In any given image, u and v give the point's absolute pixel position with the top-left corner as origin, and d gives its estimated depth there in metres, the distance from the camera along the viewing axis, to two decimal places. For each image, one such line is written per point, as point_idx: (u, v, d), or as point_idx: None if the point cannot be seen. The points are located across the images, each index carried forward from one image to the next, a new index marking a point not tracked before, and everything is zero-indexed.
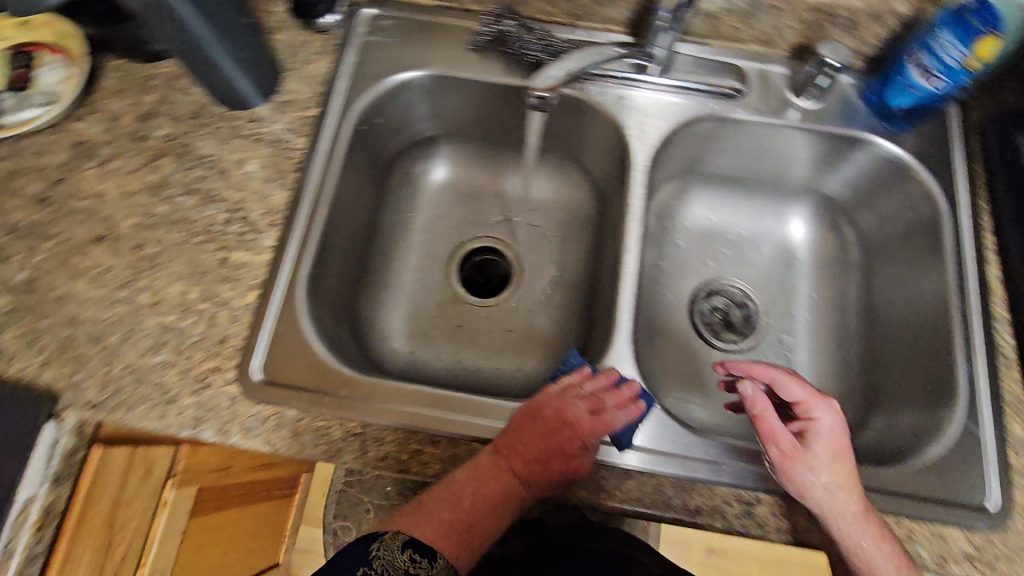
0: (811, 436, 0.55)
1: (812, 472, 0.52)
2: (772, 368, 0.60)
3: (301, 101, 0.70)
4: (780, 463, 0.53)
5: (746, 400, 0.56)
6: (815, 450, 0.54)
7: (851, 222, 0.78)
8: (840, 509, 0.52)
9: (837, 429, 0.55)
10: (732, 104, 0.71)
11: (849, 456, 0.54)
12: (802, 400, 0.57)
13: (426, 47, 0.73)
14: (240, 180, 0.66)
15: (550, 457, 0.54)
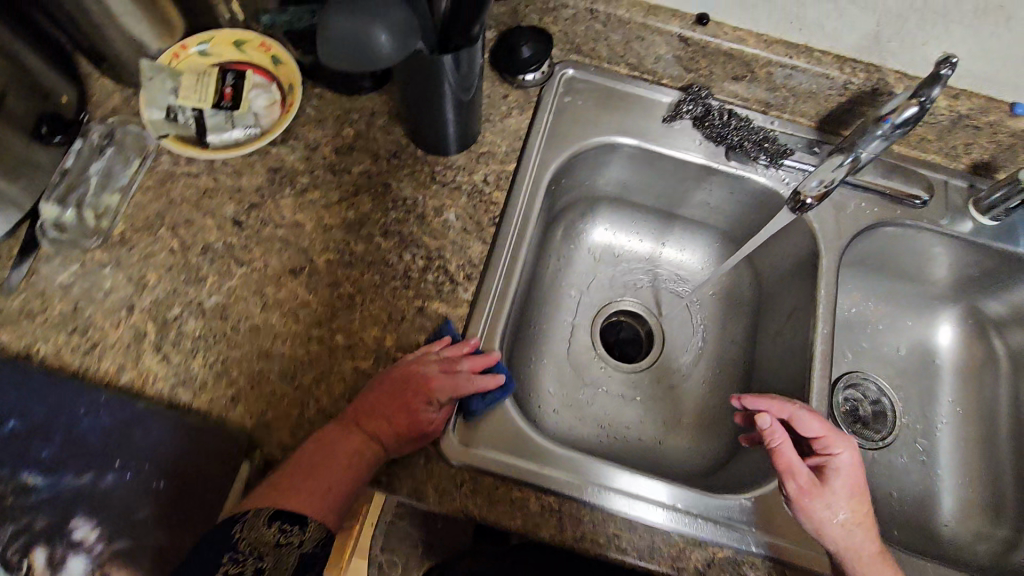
0: (831, 472, 0.58)
1: (828, 509, 0.55)
2: (784, 403, 0.60)
3: (499, 153, 0.70)
4: (798, 497, 0.56)
5: (764, 434, 0.58)
6: (835, 486, 0.57)
7: (1002, 335, 0.81)
8: (854, 549, 0.55)
9: (855, 468, 0.58)
10: (916, 213, 0.73)
11: (862, 492, 0.57)
12: (823, 437, 0.59)
13: (622, 114, 0.74)
14: (439, 228, 0.65)
15: (410, 423, 0.53)
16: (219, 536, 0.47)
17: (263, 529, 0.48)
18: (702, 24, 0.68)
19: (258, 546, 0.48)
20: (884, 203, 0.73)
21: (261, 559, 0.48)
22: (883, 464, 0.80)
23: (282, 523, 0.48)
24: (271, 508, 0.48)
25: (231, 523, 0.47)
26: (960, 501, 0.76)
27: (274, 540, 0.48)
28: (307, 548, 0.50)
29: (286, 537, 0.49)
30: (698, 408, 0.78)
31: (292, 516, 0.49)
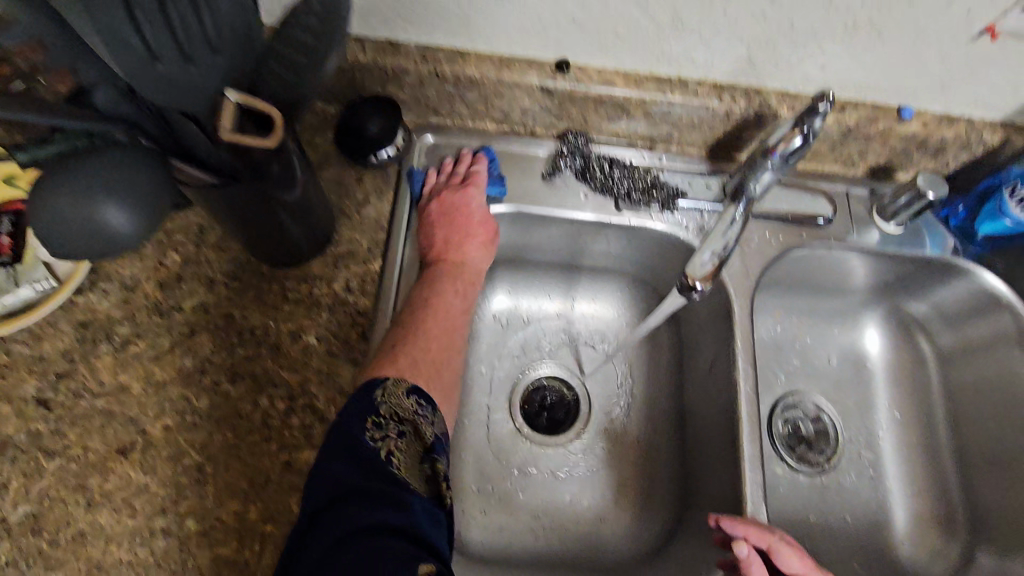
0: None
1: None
2: (763, 530, 0.55)
3: (359, 251, 0.60)
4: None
5: (743, 563, 0.52)
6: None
7: (929, 335, 0.76)
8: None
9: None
10: (820, 233, 0.68)
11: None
12: (801, 574, 0.54)
13: (494, 178, 0.66)
14: (298, 357, 0.55)
15: (475, 231, 0.61)
16: (359, 404, 0.45)
17: (401, 398, 0.47)
18: (564, 71, 0.60)
19: (397, 412, 0.46)
20: (788, 229, 0.68)
21: (401, 423, 0.45)
22: (834, 493, 0.74)
23: (419, 397, 0.47)
24: (404, 383, 0.48)
25: (370, 389, 0.47)
26: (913, 522, 0.71)
27: (415, 412, 0.46)
28: (438, 435, 0.46)
29: (422, 414, 0.47)
30: (635, 480, 0.70)
31: (424, 394, 0.49)
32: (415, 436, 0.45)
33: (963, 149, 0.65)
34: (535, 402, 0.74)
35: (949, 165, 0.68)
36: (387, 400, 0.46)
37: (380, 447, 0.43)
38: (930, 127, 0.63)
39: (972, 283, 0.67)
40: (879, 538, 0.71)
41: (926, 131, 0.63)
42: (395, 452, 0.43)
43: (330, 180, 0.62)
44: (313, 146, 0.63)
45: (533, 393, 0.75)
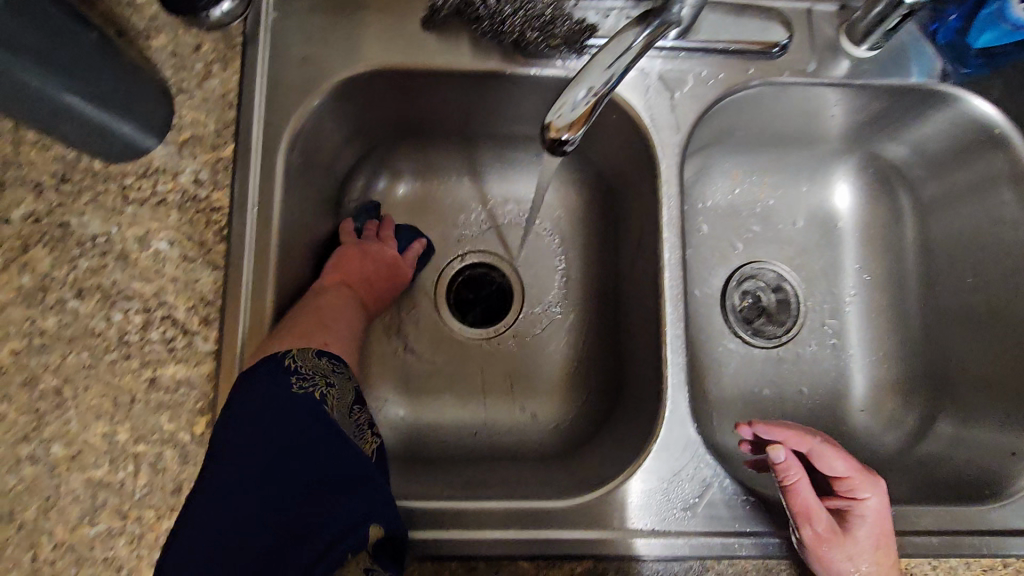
0: (854, 518, 0.47)
1: (845, 566, 0.46)
2: (802, 434, 0.50)
3: (209, 136, 0.51)
4: (815, 548, 0.46)
5: (778, 469, 0.47)
6: (857, 535, 0.47)
7: (905, 182, 0.65)
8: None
9: (884, 516, 0.47)
10: (774, 66, 0.55)
11: (891, 539, 0.47)
12: (846, 477, 0.48)
13: (365, 31, 0.53)
14: (151, 265, 0.49)
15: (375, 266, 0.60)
16: (276, 364, 0.45)
17: (314, 359, 0.47)
18: None
19: (319, 371, 0.46)
20: (732, 66, 0.55)
21: (326, 380, 0.46)
22: (791, 364, 0.67)
23: (329, 358, 0.48)
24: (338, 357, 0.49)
25: (279, 356, 0.46)
26: (873, 391, 0.65)
27: (329, 371, 0.47)
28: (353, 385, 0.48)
29: (334, 371, 0.47)
30: (563, 372, 0.65)
31: (334, 355, 0.49)
32: (340, 391, 0.46)
33: None
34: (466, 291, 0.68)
35: None
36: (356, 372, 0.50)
37: (309, 396, 0.44)
38: None
39: (957, 111, 0.57)
40: (837, 407, 0.65)
41: None
42: (327, 401, 0.45)
43: (162, 50, 0.51)
44: (137, 8, 0.52)
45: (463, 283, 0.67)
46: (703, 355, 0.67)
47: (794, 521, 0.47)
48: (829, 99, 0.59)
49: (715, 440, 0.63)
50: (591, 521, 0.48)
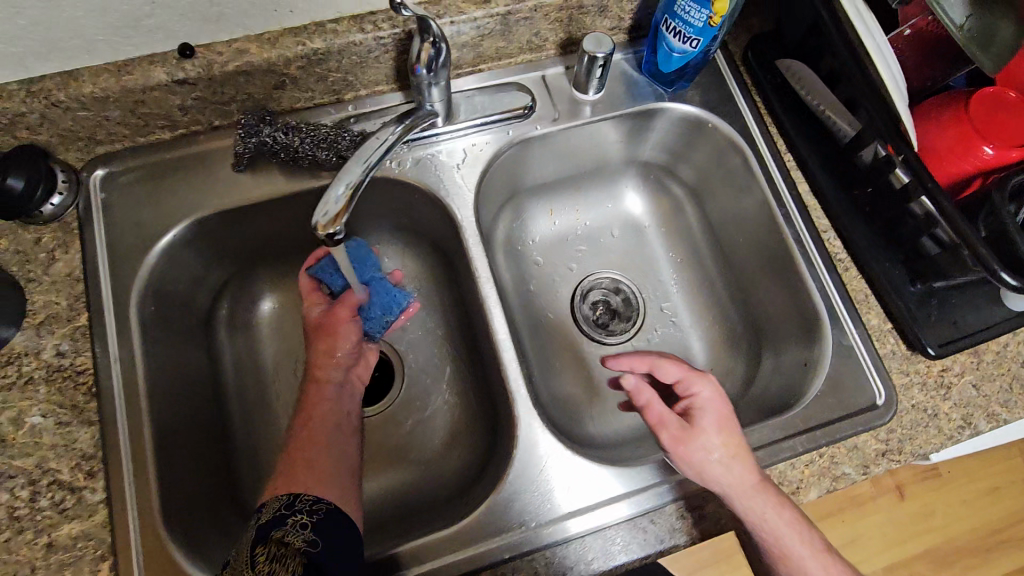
0: (697, 412, 0.56)
1: (703, 455, 0.53)
2: (642, 355, 0.61)
3: (63, 311, 0.57)
4: (673, 447, 0.54)
5: (631, 394, 0.56)
6: (703, 425, 0.55)
7: (676, 179, 0.79)
8: (736, 483, 0.52)
9: (718, 401, 0.56)
10: (529, 124, 0.69)
11: (731, 423, 0.55)
12: (680, 378, 0.58)
13: (186, 188, 0.63)
14: (29, 440, 0.53)
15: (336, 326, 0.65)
16: None
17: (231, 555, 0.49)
18: (191, 56, 0.57)
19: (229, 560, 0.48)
20: (497, 132, 0.68)
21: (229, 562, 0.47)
22: (643, 351, 0.78)
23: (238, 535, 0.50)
24: (280, 500, 0.52)
25: None
26: (710, 352, 0.76)
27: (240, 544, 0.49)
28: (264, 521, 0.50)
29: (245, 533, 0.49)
30: (452, 419, 0.72)
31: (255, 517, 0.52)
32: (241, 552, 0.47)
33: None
34: None
35: (623, 17, 0.68)
36: (265, 516, 0.51)
37: None
38: None
39: (679, 119, 0.72)
40: None
41: None
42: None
43: (4, 251, 0.58)
44: None
45: None
46: (571, 367, 0.76)
47: (654, 430, 0.55)
48: (586, 135, 0.73)
49: (596, 435, 0.71)
50: (475, 539, 0.55)
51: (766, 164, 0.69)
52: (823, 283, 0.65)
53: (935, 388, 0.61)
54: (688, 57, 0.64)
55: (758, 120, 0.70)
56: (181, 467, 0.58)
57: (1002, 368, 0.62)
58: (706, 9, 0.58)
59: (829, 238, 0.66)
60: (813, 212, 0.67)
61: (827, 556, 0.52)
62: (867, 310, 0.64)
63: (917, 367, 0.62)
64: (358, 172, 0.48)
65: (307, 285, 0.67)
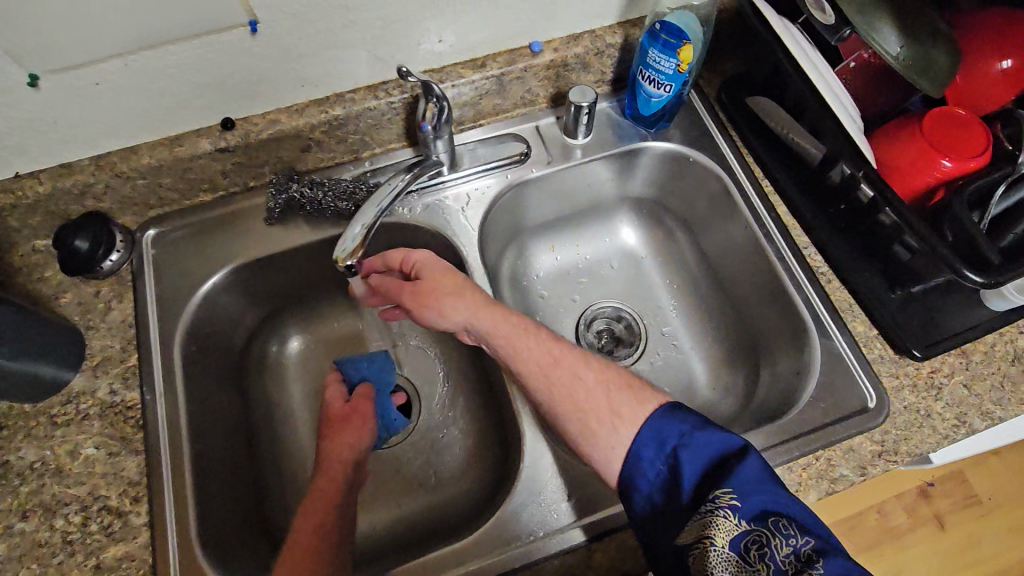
0: (416, 272, 0.65)
1: (430, 302, 0.63)
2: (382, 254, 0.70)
3: (117, 353, 0.64)
4: (413, 299, 0.64)
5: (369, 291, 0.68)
6: (421, 281, 0.64)
7: (666, 210, 0.85)
8: (464, 310, 0.62)
9: (430, 260, 0.65)
10: (525, 168, 0.77)
11: (454, 271, 0.65)
12: (401, 256, 0.67)
13: (223, 241, 0.71)
14: (83, 470, 0.59)
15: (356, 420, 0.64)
16: None
17: None
18: (231, 128, 0.66)
19: None
20: (498, 177, 0.76)
21: None
22: (647, 374, 0.81)
23: None
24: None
25: None
26: (711, 370, 0.80)
27: None
28: None
29: None
30: (470, 444, 0.77)
31: None
32: None
33: (601, 56, 0.74)
34: None
35: (606, 72, 0.76)
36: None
37: None
38: (561, 51, 0.72)
39: (662, 155, 0.79)
40: (693, 393, 0.79)
41: (559, 55, 0.71)
42: None
43: (69, 303, 0.66)
44: (42, 281, 0.67)
45: None
46: None
47: (399, 299, 0.65)
48: (578, 175, 0.79)
49: None
50: (479, 553, 0.58)
51: (745, 191, 0.74)
52: (808, 297, 0.69)
53: (927, 389, 0.64)
54: (665, 100, 0.72)
55: (735, 151, 0.76)
56: (218, 494, 0.62)
57: (993, 367, 0.65)
58: (673, 60, 0.65)
59: (810, 254, 0.70)
60: (793, 231, 0.72)
61: (563, 357, 0.59)
62: (853, 319, 0.67)
63: (908, 370, 0.64)
64: (372, 211, 0.57)
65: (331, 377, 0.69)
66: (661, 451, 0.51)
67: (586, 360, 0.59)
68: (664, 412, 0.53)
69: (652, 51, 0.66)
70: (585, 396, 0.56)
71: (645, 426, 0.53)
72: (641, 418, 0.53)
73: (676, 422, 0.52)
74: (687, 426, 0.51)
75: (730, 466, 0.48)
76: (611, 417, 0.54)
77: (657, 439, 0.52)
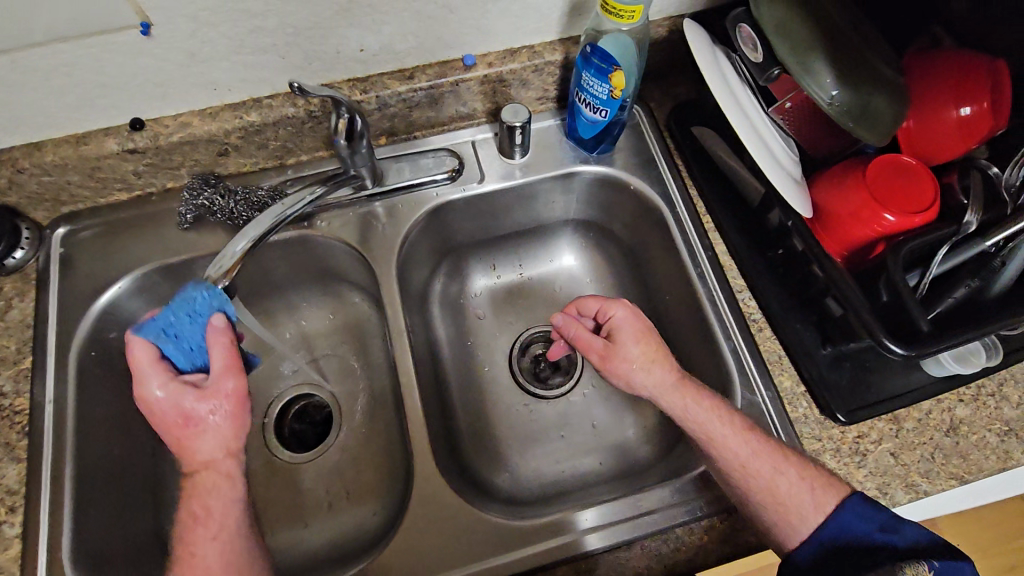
0: (616, 331, 0.60)
1: (625, 365, 0.59)
2: (595, 297, 0.63)
3: (11, 355, 0.63)
4: (602, 365, 0.60)
5: (561, 331, 0.62)
6: (624, 342, 0.59)
7: (610, 236, 0.81)
8: (658, 383, 0.58)
9: (631, 318, 0.61)
10: (456, 185, 0.73)
11: (652, 334, 0.60)
12: (597, 306, 0.62)
13: (136, 244, 0.69)
14: None
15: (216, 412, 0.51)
16: None
17: None
18: (140, 128, 0.64)
19: None
20: (428, 194, 0.73)
21: None
22: (575, 407, 0.78)
23: None
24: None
25: None
26: (639, 408, 0.76)
27: None
28: None
29: None
30: (380, 467, 0.74)
31: None
32: None
33: (540, 73, 0.70)
34: (300, 421, 0.79)
35: (548, 89, 0.73)
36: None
37: None
38: (495, 65, 0.68)
39: (603, 179, 0.75)
40: (619, 432, 0.75)
41: (493, 70, 0.68)
42: None
43: None
44: None
45: (293, 415, 0.79)
46: (502, 419, 0.76)
47: (582, 355, 0.62)
48: (516, 195, 0.75)
49: (515, 490, 0.71)
50: None
51: (683, 225, 0.70)
52: (735, 344, 0.64)
53: (849, 455, 0.59)
54: (600, 125, 0.68)
55: (678, 182, 0.72)
56: (104, 506, 0.61)
57: (924, 437, 0.60)
58: (605, 84, 0.61)
59: (744, 298, 0.66)
60: (729, 272, 0.68)
61: (753, 445, 0.55)
62: (780, 373, 0.63)
63: (831, 434, 0.60)
64: (258, 230, 0.57)
65: (145, 360, 0.51)
66: (869, 523, 0.52)
67: (784, 453, 0.55)
68: (861, 500, 0.53)
69: (585, 74, 0.63)
70: (784, 486, 0.53)
71: (839, 514, 0.52)
72: (833, 507, 0.53)
73: (873, 512, 0.52)
74: (883, 517, 0.52)
75: (937, 553, 0.48)
76: (808, 511, 0.53)
77: (863, 519, 0.52)
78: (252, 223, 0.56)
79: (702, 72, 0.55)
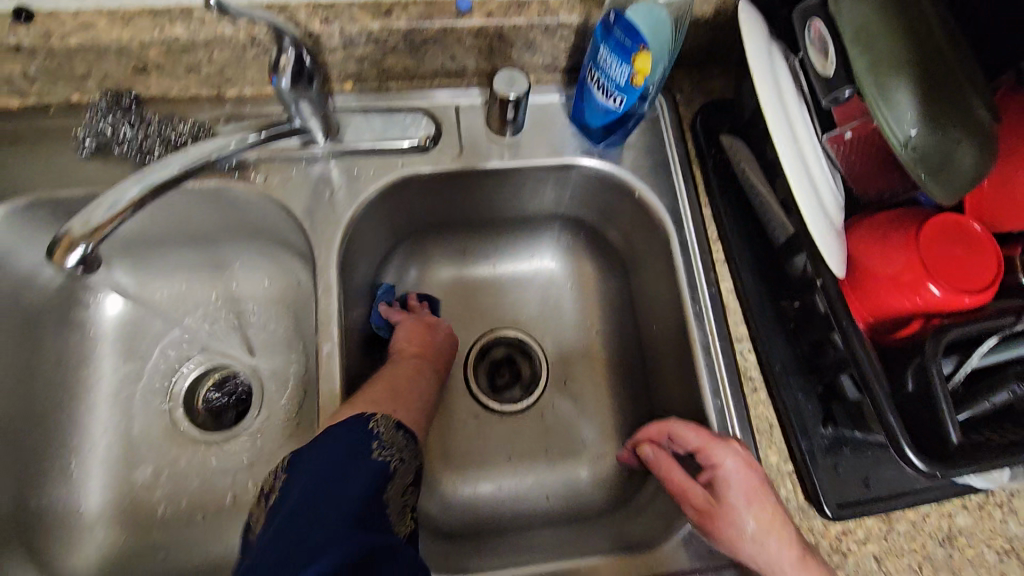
0: (721, 485, 0.49)
1: (729, 530, 0.48)
2: (699, 431, 0.51)
3: None
4: (700, 522, 0.50)
5: (652, 465, 0.54)
6: (730, 498, 0.48)
7: (603, 243, 0.70)
8: (772, 562, 0.46)
9: (745, 471, 0.49)
10: (429, 157, 0.60)
11: (765, 495, 0.48)
12: (699, 446, 0.51)
13: (19, 167, 0.55)
14: None
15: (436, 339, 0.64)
16: None
17: (392, 432, 0.51)
18: (26, 21, 0.50)
19: None
20: (394, 161, 0.60)
21: None
22: (530, 429, 0.68)
23: None
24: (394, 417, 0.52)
25: None
26: (599, 443, 0.67)
27: None
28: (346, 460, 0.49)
29: None
30: None
31: None
32: None
33: (550, 36, 0.57)
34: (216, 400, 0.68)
35: (557, 56, 0.60)
36: (381, 431, 0.50)
37: None
38: (496, 17, 0.54)
39: (605, 178, 0.63)
40: (574, 468, 0.66)
41: (491, 22, 0.54)
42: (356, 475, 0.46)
43: None
44: None
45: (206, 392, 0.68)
46: (445, 432, 0.67)
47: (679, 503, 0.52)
48: (501, 180, 0.63)
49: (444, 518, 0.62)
50: None
51: (688, 251, 0.59)
52: (722, 404, 0.55)
53: (828, 553, 0.51)
54: (614, 115, 0.55)
55: (691, 198, 0.60)
56: None
57: (916, 543, 0.52)
58: (624, 66, 0.49)
59: (743, 351, 0.56)
60: (731, 316, 0.57)
61: None
62: (767, 445, 0.53)
63: (812, 526, 0.51)
64: (172, 169, 0.45)
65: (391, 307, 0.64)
66: None
67: None
68: None
69: (604, 49, 0.50)
70: None
71: None
72: None
73: None
74: None
75: None
76: None
77: None
78: (166, 159, 0.45)
79: (754, 76, 0.45)
